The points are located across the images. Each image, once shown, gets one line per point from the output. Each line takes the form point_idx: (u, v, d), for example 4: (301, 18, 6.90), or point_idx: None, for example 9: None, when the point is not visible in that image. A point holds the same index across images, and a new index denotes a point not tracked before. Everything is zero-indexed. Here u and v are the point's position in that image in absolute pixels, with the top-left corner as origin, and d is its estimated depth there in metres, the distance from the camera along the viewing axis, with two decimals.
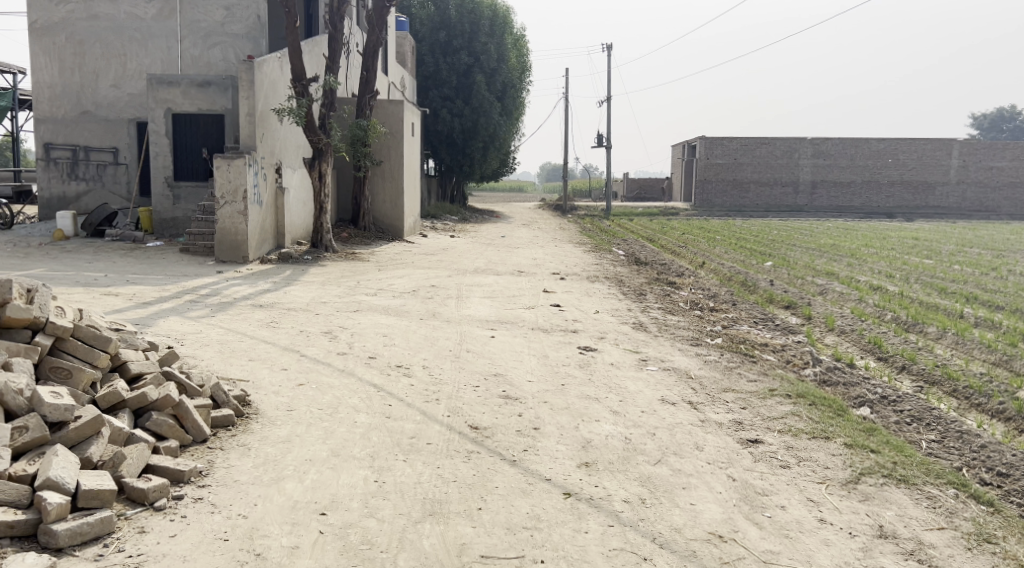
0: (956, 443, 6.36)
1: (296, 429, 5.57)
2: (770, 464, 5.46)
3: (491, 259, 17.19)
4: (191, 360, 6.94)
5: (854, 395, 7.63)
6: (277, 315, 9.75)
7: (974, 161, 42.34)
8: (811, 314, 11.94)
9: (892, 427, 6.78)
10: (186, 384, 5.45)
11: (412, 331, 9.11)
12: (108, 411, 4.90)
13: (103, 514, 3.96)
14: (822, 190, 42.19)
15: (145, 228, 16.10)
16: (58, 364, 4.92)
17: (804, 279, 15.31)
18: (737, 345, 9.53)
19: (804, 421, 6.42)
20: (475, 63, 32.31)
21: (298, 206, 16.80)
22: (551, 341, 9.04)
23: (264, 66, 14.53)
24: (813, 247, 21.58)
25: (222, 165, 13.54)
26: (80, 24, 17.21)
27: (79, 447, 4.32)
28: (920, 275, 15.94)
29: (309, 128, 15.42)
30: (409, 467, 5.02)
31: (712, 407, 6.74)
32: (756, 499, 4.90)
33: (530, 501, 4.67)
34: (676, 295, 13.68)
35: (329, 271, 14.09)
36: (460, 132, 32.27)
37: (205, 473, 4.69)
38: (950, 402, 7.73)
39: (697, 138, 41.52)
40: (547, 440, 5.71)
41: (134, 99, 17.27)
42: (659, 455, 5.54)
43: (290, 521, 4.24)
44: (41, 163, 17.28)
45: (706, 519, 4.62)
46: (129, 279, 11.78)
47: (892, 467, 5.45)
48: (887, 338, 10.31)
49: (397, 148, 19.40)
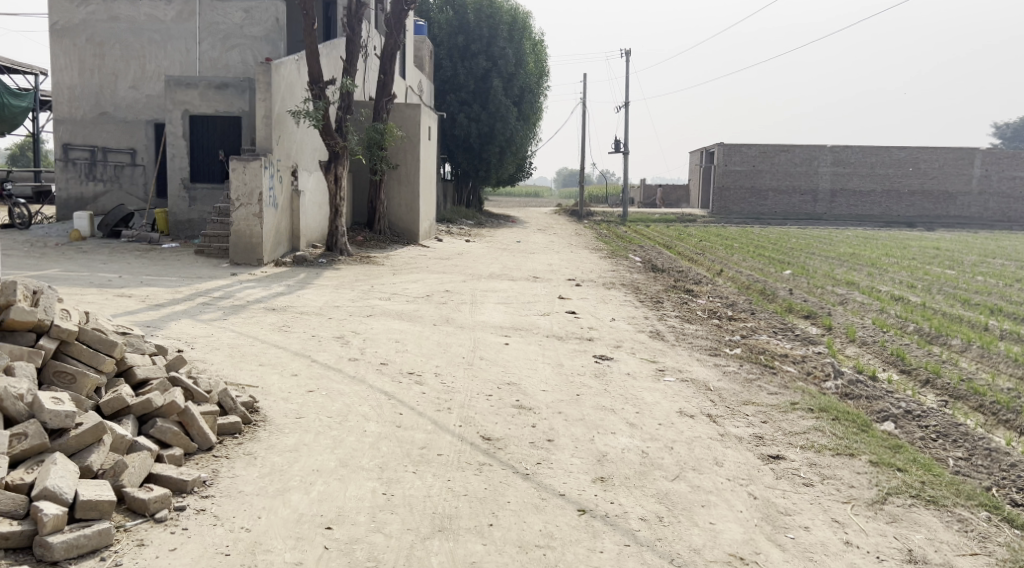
0: (984, 461, 6.14)
1: (304, 438, 5.43)
2: (792, 482, 5.27)
3: (506, 264, 17.05)
4: (201, 364, 6.83)
5: (877, 410, 7.41)
6: (288, 318, 9.63)
7: (997, 170, 41.84)
8: (832, 325, 11.69)
9: (917, 443, 6.57)
10: (193, 389, 5.33)
11: (424, 337, 8.96)
12: (113, 418, 4.80)
13: (101, 526, 3.83)
14: (842, 198, 41.75)
15: (161, 229, 16.10)
16: (62, 368, 4.81)
17: (824, 288, 15.05)
18: (756, 355, 9.32)
19: (828, 436, 6.22)
20: (493, 68, 32.21)
21: (313, 209, 16.71)
22: (567, 349, 8.88)
23: (282, 68, 14.47)
24: (833, 256, 21.28)
25: (238, 167, 13.47)
26: (101, 26, 17.23)
27: (80, 454, 4.21)
28: (943, 286, 15.64)
29: (325, 131, 15.36)
30: (419, 479, 4.87)
31: (731, 421, 6.54)
32: (778, 519, 4.71)
33: (543, 518, 4.50)
34: (694, 303, 13.46)
35: (343, 275, 14.00)
36: (477, 137, 32.18)
37: (210, 483, 4.56)
38: (976, 418, 7.49)
39: (716, 146, 41.34)
40: (561, 452, 5.54)
41: (152, 100, 17.28)
42: (677, 470, 5.36)
43: (294, 534, 4.10)
44: (59, 164, 17.30)
45: (726, 540, 4.44)
46: (143, 280, 11.72)
47: (919, 488, 5.24)
48: (910, 350, 10.06)
49: (414, 152, 19.32)
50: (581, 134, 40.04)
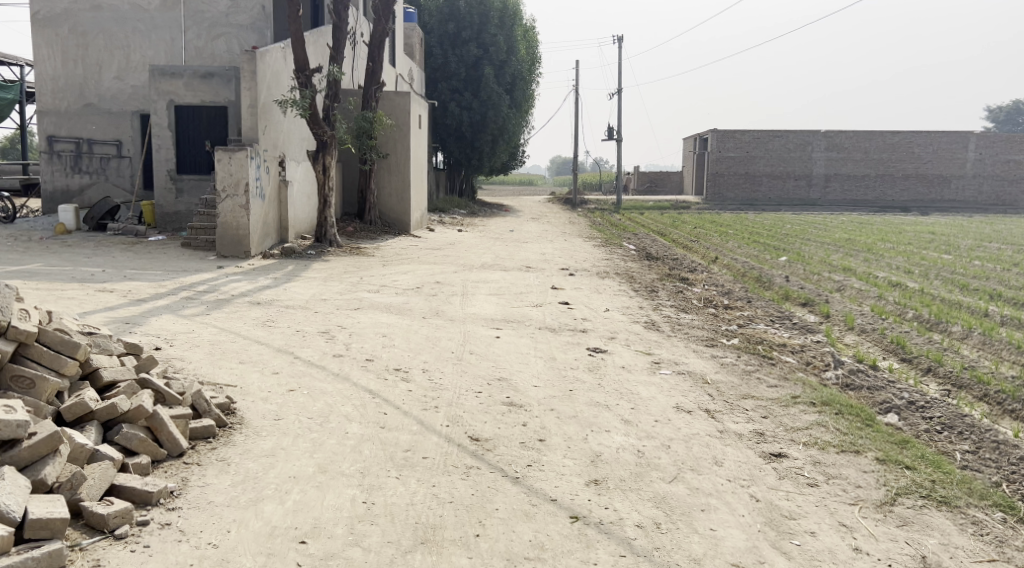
0: (993, 455, 5.88)
1: (282, 441, 5.15)
2: (796, 482, 5.01)
3: (499, 254, 16.74)
4: (178, 363, 6.54)
5: (879, 401, 7.15)
6: (274, 313, 9.32)
7: (991, 154, 41.67)
8: (829, 313, 11.42)
9: (922, 436, 6.31)
10: (164, 392, 5.07)
11: (413, 331, 8.68)
12: (75, 424, 4.53)
13: (52, 547, 3.55)
14: (836, 183, 41.46)
15: (147, 222, 15.75)
16: (20, 373, 4.51)
17: (820, 274, 14.81)
18: (754, 345, 9.04)
19: (832, 432, 5.95)
20: (484, 55, 31.77)
21: (301, 200, 16.40)
22: (560, 342, 8.60)
23: (267, 56, 14.11)
24: (828, 241, 21.02)
25: (223, 157, 13.09)
26: (84, 15, 16.81)
27: (34, 467, 3.92)
28: (941, 271, 15.39)
29: (313, 120, 14.99)
30: (402, 485, 4.60)
31: (730, 416, 6.29)
32: (783, 524, 4.46)
33: (533, 527, 4.23)
34: (689, 292, 13.18)
35: (331, 266, 13.68)
36: (469, 125, 31.75)
37: (177, 494, 4.29)
38: (981, 408, 7.23)
39: (709, 131, 40.95)
40: (553, 453, 5.27)
41: (137, 91, 16.89)
42: (676, 471, 5.09)
43: (265, 551, 3.83)
44: (43, 156, 16.95)
45: (728, 548, 4.18)
46: (126, 275, 11.40)
47: (931, 487, 4.97)
48: (911, 338, 9.81)
49: (404, 141, 18.96)
50: (573, 122, 39.66)
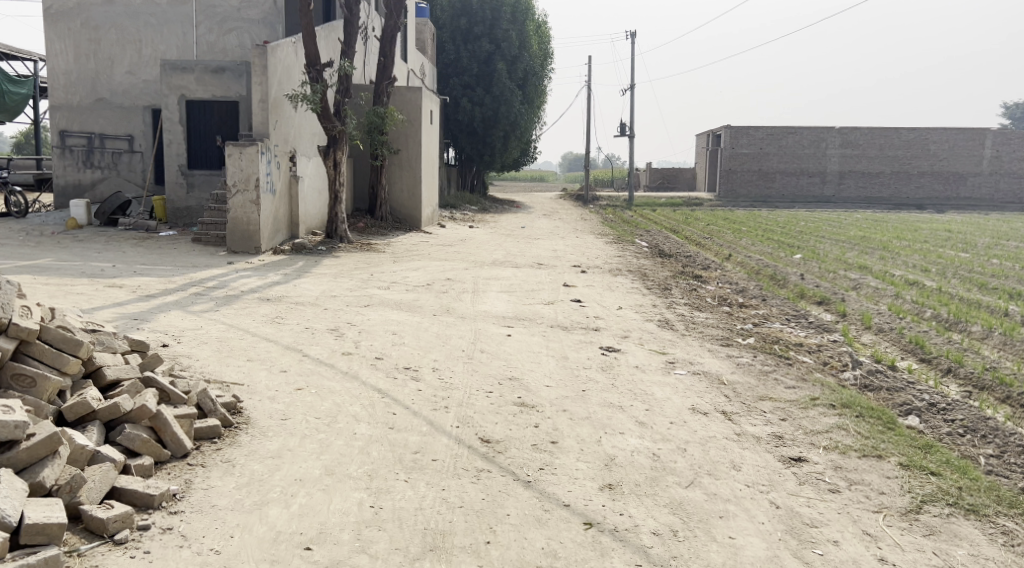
0: (1018, 460, 5.69)
1: (289, 442, 5.04)
2: (817, 488, 4.85)
3: (510, 250, 16.57)
4: (186, 361, 6.44)
5: (900, 403, 6.97)
6: (283, 310, 9.22)
7: (1008, 151, 41.22)
8: (846, 311, 11.23)
9: (944, 440, 6.13)
10: (168, 391, 4.96)
11: (423, 329, 8.55)
12: (77, 424, 4.44)
13: (47, 553, 3.44)
14: (850, 180, 41.05)
15: (159, 217, 15.67)
16: (21, 371, 4.41)
17: (836, 272, 14.60)
18: (770, 345, 8.86)
19: (852, 436, 5.78)
20: (496, 50, 31.62)
21: (312, 195, 16.28)
22: (572, 340, 8.45)
23: (278, 50, 13.99)
24: (843, 239, 20.80)
25: (234, 152, 12.99)
26: (96, 9, 16.76)
27: (31, 469, 3.81)
28: (959, 269, 15.15)
29: (325, 114, 14.89)
30: (410, 489, 4.47)
31: (748, 418, 6.13)
32: (804, 532, 4.30)
33: (546, 534, 4.10)
34: (703, 290, 12.99)
35: (341, 262, 13.58)
36: (481, 121, 31.58)
37: (180, 497, 4.18)
38: (1003, 410, 7.04)
39: (722, 128, 40.67)
40: (566, 456, 5.13)
41: (149, 85, 16.83)
42: (692, 476, 4.94)
43: (269, 558, 3.71)
44: (56, 151, 16.89)
45: (748, 557, 4.03)
46: (136, 270, 11.31)
47: (958, 494, 4.80)
48: (929, 338, 9.59)
49: (415, 137, 18.82)
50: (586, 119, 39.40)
